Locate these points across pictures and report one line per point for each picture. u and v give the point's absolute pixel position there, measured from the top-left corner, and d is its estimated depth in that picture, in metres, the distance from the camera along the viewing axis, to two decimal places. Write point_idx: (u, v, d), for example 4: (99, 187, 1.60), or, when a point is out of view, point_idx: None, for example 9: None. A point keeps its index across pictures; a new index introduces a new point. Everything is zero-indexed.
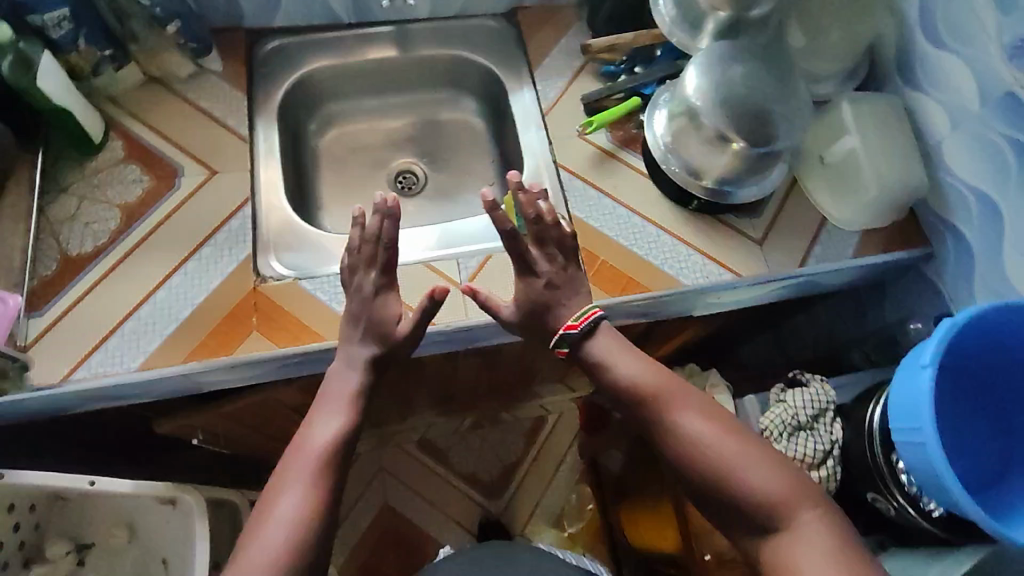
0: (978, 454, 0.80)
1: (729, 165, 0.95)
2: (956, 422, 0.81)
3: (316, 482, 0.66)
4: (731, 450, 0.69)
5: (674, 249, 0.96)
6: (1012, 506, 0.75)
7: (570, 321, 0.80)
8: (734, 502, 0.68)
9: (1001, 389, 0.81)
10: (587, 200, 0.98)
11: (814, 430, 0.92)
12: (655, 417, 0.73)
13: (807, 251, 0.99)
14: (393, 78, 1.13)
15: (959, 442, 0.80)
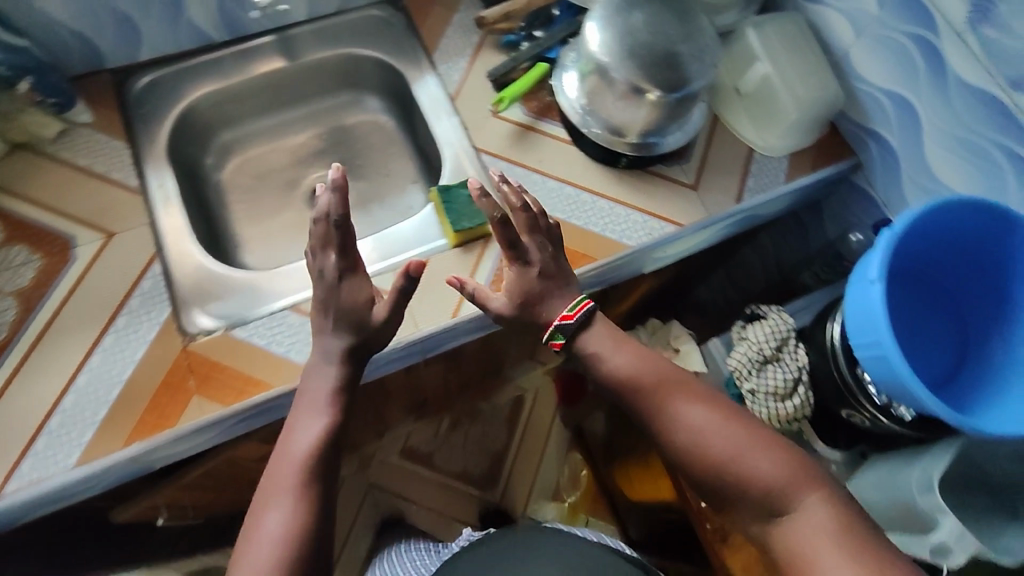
0: (936, 349, 0.82)
1: (648, 116, 0.92)
2: (910, 326, 0.82)
3: (304, 491, 0.63)
4: (729, 440, 0.68)
5: (612, 213, 0.94)
6: (974, 392, 0.78)
7: (564, 312, 0.76)
8: (737, 490, 0.67)
9: (946, 282, 0.83)
10: (516, 179, 0.94)
11: (780, 360, 0.93)
12: (654, 405, 0.73)
13: (741, 185, 0.98)
14: (286, 90, 1.06)
15: (915, 344, 0.82)
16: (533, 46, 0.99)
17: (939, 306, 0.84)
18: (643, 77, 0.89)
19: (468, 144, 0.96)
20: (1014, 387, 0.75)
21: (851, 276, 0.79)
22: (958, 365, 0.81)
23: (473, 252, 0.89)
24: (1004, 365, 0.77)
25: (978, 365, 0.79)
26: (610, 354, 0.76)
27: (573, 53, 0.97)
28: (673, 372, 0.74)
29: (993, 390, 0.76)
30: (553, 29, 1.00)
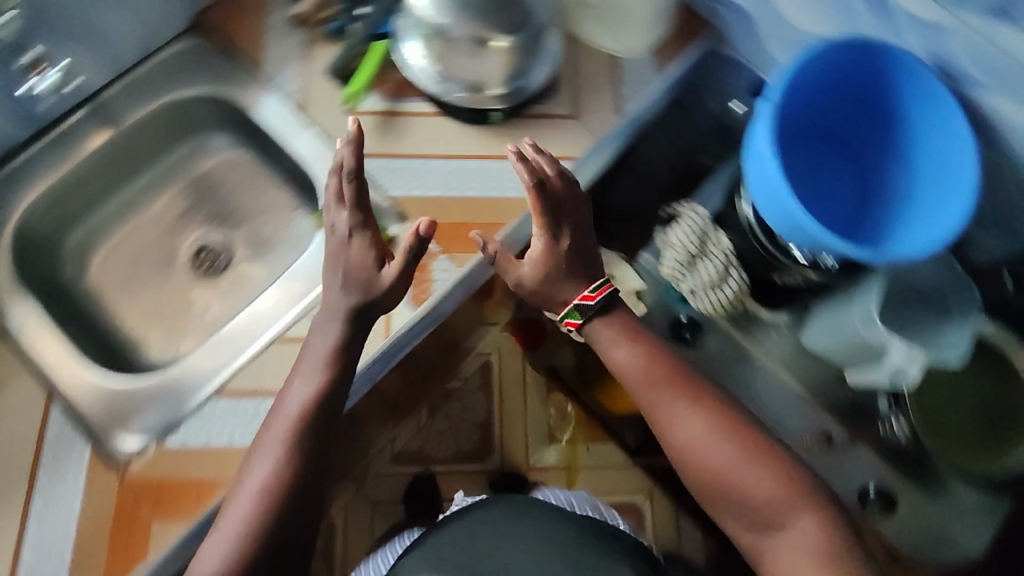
0: (845, 191, 0.85)
1: (504, 63, 0.89)
2: (812, 179, 0.85)
3: (278, 471, 0.67)
4: (721, 452, 0.71)
5: (503, 170, 0.90)
6: (890, 220, 0.81)
7: (588, 291, 0.77)
8: (725, 495, 0.71)
9: (836, 125, 0.85)
10: (397, 171, 0.89)
11: (707, 254, 0.93)
12: (655, 407, 0.75)
13: (617, 98, 0.96)
14: (120, 162, 0.96)
15: (820, 195, 0.84)
16: (363, 25, 0.91)
17: (831, 153, 0.86)
18: (485, 27, 0.85)
19: None
20: (913, 208, 0.79)
21: (748, 159, 0.80)
22: (863, 203, 0.84)
23: None
24: (901, 190, 0.81)
25: (879, 197, 0.83)
26: (607, 338, 0.78)
27: (404, 20, 0.90)
28: (673, 377, 0.75)
29: (897, 216, 0.80)
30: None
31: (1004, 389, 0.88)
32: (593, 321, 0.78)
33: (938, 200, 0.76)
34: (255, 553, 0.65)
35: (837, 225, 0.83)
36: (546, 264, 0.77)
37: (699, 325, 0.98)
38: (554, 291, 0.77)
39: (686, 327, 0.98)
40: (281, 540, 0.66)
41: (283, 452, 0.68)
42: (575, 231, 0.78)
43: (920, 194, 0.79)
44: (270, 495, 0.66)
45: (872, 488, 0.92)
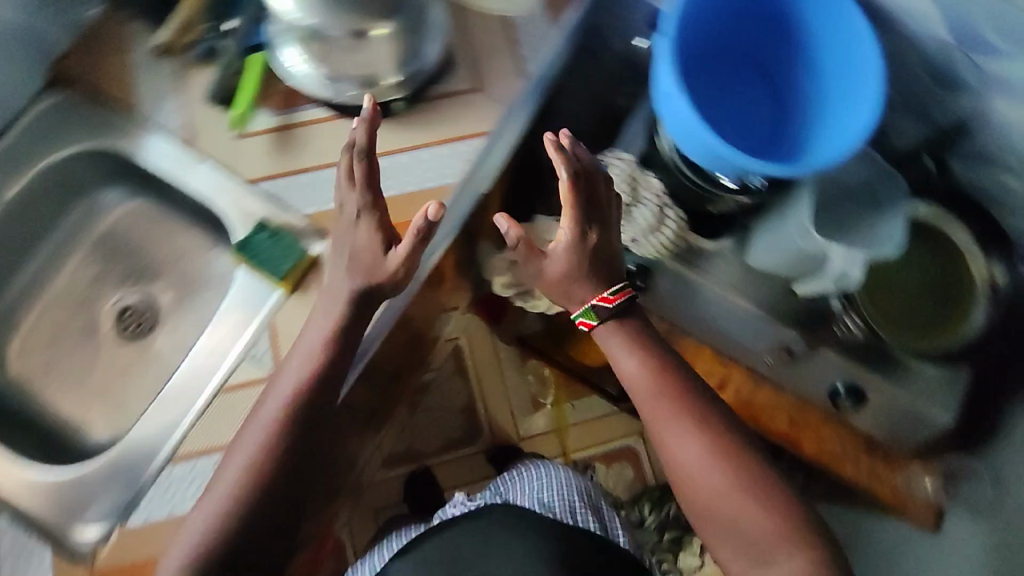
0: (757, 108, 0.84)
1: (391, 51, 0.82)
2: (726, 104, 0.83)
3: (259, 458, 0.68)
4: (714, 480, 0.73)
5: (418, 161, 0.88)
6: (805, 128, 0.80)
7: (606, 294, 0.76)
8: (715, 520, 0.74)
9: (735, 44, 0.83)
10: (303, 188, 0.83)
11: (640, 200, 0.92)
12: (661, 424, 0.76)
13: (518, 59, 0.93)
14: (13, 242, 0.91)
15: (737, 118, 0.83)
16: (234, 41, 0.85)
17: (741, 74, 0.85)
18: (355, 17, 0.78)
19: (236, 184, 0.85)
20: (829, 112, 0.78)
21: (658, 99, 0.78)
22: (781, 118, 0.83)
23: (312, 287, 0.80)
24: (814, 96, 0.80)
25: (795, 109, 0.82)
26: (612, 342, 0.77)
27: (274, 25, 0.82)
28: (678, 391, 0.76)
29: (814, 123, 0.79)
30: (242, 11, 0.86)
31: (947, 267, 0.92)
32: (606, 323, 0.77)
33: (849, 99, 0.75)
34: (230, 536, 0.66)
35: (759, 145, 0.82)
36: (567, 265, 0.74)
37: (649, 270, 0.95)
38: (566, 288, 0.75)
39: (636, 275, 0.94)
40: (260, 522, 0.68)
41: (266, 441, 0.68)
42: (602, 237, 0.76)
43: (833, 96, 0.78)
44: (248, 480, 0.68)
45: (840, 386, 0.93)
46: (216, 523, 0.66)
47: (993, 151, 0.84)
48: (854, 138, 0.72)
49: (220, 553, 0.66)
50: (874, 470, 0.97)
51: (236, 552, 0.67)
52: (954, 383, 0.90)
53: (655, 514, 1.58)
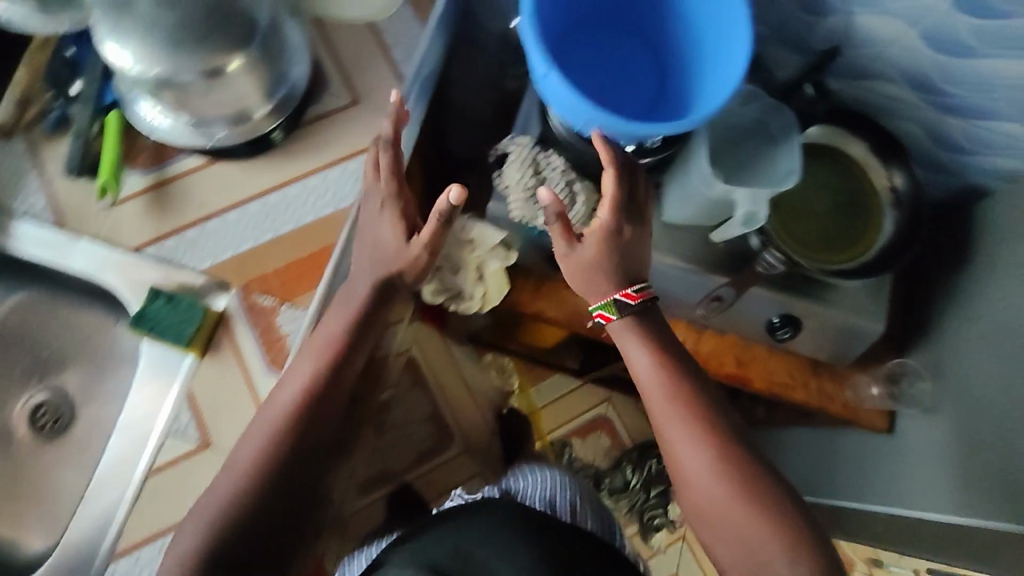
0: (638, 66, 0.82)
1: (253, 81, 0.76)
2: (611, 66, 0.81)
3: (268, 446, 0.70)
4: (712, 486, 0.78)
5: (307, 189, 0.81)
6: (688, 79, 0.79)
7: (628, 291, 0.79)
8: (712, 524, 0.78)
9: (600, 4, 0.81)
10: (194, 243, 0.78)
11: (547, 180, 0.88)
12: (666, 424, 0.80)
13: (391, 63, 0.86)
14: None
15: (624, 79, 0.81)
16: (81, 106, 0.79)
17: (621, 33, 0.83)
18: (186, 65, 0.70)
19: (125, 254, 0.79)
20: (708, 61, 0.76)
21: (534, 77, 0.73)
22: (668, 71, 0.81)
23: (224, 347, 0.77)
24: (695, 46, 0.78)
25: (680, 60, 0.80)
26: (629, 343, 0.82)
27: (120, 79, 0.77)
28: (683, 398, 0.80)
29: (697, 74, 0.78)
30: (85, 70, 0.80)
31: (853, 180, 0.94)
32: (623, 320, 0.81)
33: (725, 46, 0.74)
34: (234, 520, 0.69)
35: (648, 104, 0.80)
36: (596, 259, 0.78)
37: None
38: (588, 282, 0.80)
39: None
40: (266, 507, 0.71)
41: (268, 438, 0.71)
42: (632, 237, 0.80)
43: (711, 44, 0.76)
44: (253, 466, 0.70)
45: (776, 317, 0.95)
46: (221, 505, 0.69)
47: (870, 64, 0.86)
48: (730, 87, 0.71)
49: (223, 537, 0.68)
50: (822, 389, 1.01)
51: (237, 538, 0.69)
52: (879, 292, 0.93)
53: (639, 473, 1.60)
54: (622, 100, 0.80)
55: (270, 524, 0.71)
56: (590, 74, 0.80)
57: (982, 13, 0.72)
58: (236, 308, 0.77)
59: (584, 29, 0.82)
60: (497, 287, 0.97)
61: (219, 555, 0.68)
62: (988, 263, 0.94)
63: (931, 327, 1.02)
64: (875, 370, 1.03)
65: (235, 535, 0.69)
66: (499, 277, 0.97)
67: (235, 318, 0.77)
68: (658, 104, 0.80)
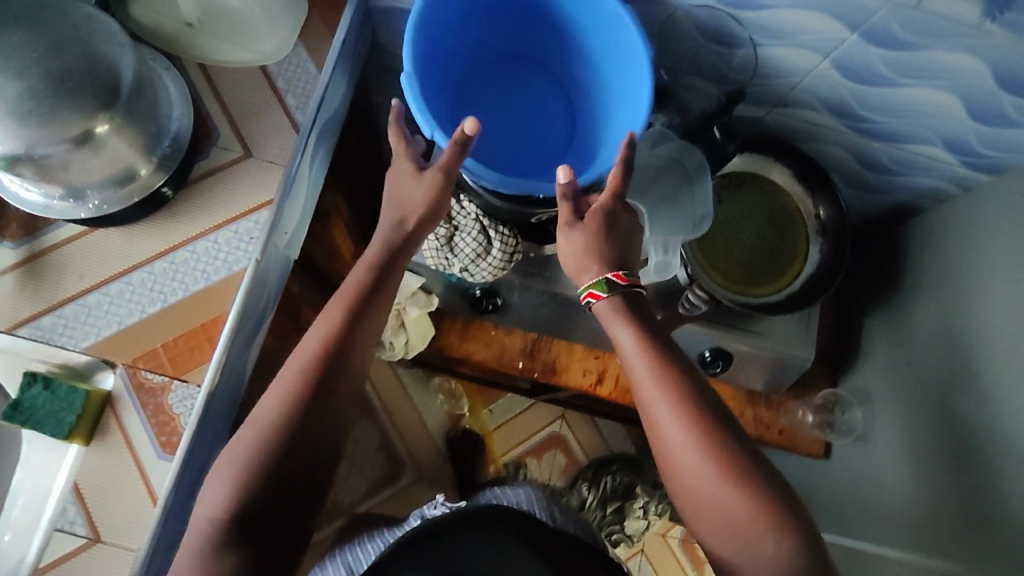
0: (547, 105, 0.80)
1: (126, 142, 0.71)
2: (525, 105, 0.80)
3: (292, 395, 0.61)
4: (700, 471, 0.60)
5: (198, 253, 0.76)
6: (596, 119, 0.77)
7: (619, 272, 0.66)
8: (700, 512, 0.60)
9: (503, 43, 0.79)
10: (73, 320, 0.73)
11: (459, 228, 0.84)
12: (651, 404, 0.63)
13: (286, 111, 0.80)
14: None
15: (537, 120, 0.80)
16: None
17: (542, 66, 0.80)
18: (44, 138, 0.64)
19: None
20: (617, 107, 0.74)
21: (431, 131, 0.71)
22: (583, 109, 0.79)
23: (111, 430, 0.72)
24: (606, 88, 0.76)
25: (596, 99, 0.78)
26: (616, 323, 0.66)
27: None
28: (671, 375, 0.63)
29: (607, 117, 0.75)
30: None
31: (782, 212, 0.92)
32: (612, 299, 0.66)
33: (631, 94, 0.71)
34: (263, 478, 0.58)
35: (560, 145, 0.79)
36: (592, 240, 0.66)
37: (495, 290, 0.93)
38: (580, 262, 0.67)
39: (483, 297, 0.94)
40: (294, 468, 0.59)
41: (287, 396, 0.61)
42: (626, 224, 0.68)
43: (619, 90, 0.73)
44: (277, 416, 0.60)
45: (707, 352, 0.91)
46: (251, 457, 0.58)
47: (786, 93, 0.83)
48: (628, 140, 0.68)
49: (251, 497, 0.57)
50: (759, 418, 0.98)
51: (271, 497, 0.58)
52: (807, 321, 0.91)
53: (595, 491, 1.50)
54: (534, 143, 0.79)
55: (311, 482, 0.61)
56: (502, 115, 0.80)
57: (890, 44, 0.69)
58: (122, 386, 0.72)
59: (500, 66, 0.80)
60: (419, 335, 0.96)
61: (247, 519, 0.56)
62: (916, 284, 0.92)
63: (865, 349, 1.00)
64: (810, 397, 1.01)
65: (270, 496, 0.58)
66: (421, 324, 0.95)
67: (123, 398, 0.72)
68: (571, 145, 0.79)
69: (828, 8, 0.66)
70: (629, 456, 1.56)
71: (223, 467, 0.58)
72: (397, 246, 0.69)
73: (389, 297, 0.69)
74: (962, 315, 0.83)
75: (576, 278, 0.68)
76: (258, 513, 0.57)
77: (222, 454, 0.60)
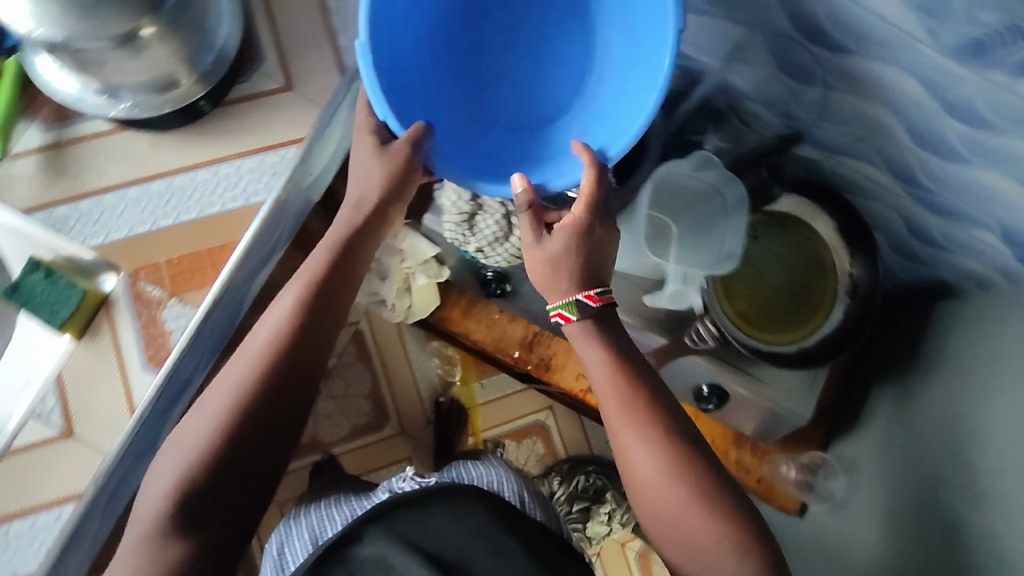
0: (562, 52, 0.76)
1: (168, 51, 0.69)
2: (519, 62, 0.77)
3: (246, 386, 0.62)
4: (669, 494, 0.60)
5: (218, 177, 0.75)
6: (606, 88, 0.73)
7: (590, 291, 0.64)
8: (664, 530, 0.61)
9: None
10: (88, 216, 0.73)
11: (483, 208, 0.82)
12: (620, 432, 0.63)
13: (335, 51, 0.78)
14: None
15: (523, 84, 0.77)
16: None
17: (556, 27, 0.76)
18: (86, 32, 0.62)
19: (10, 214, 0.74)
20: (623, 94, 0.69)
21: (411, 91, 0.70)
22: (573, 90, 0.75)
23: (103, 331, 0.72)
24: (612, 82, 0.72)
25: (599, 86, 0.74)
26: (584, 347, 0.65)
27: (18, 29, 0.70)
28: (639, 403, 0.63)
29: (614, 95, 0.72)
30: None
31: (815, 264, 0.88)
32: (584, 323, 0.65)
33: (632, 105, 0.67)
34: (224, 451, 0.60)
35: (534, 125, 0.76)
36: (566, 255, 0.64)
37: (506, 275, 0.92)
38: (552, 277, 0.65)
39: (493, 281, 0.93)
40: (246, 458, 0.61)
41: (239, 385, 0.61)
42: (604, 242, 0.66)
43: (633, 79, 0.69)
44: (229, 407, 0.61)
45: (705, 387, 0.88)
46: (205, 439, 0.60)
47: (849, 144, 0.79)
48: (610, 154, 0.66)
49: (208, 472, 0.59)
50: (741, 461, 0.95)
51: (224, 476, 0.60)
52: (813, 381, 0.89)
53: (565, 487, 1.50)
54: (507, 107, 0.76)
55: (275, 448, 0.62)
56: (490, 66, 0.77)
57: (970, 120, 0.64)
58: (121, 292, 0.73)
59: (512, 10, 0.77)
60: (423, 303, 0.95)
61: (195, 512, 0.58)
62: (932, 365, 0.88)
63: (863, 417, 0.97)
64: (797, 454, 0.97)
65: (233, 464, 0.60)
66: (427, 292, 0.95)
67: (118, 302, 0.73)
68: (539, 124, 0.75)
69: (916, 69, 0.63)
70: (606, 460, 1.56)
71: (177, 452, 0.60)
72: (370, 225, 0.69)
73: (355, 276, 0.69)
74: (967, 412, 0.80)
75: (545, 292, 0.66)
76: (210, 494, 0.59)
77: (173, 437, 0.62)
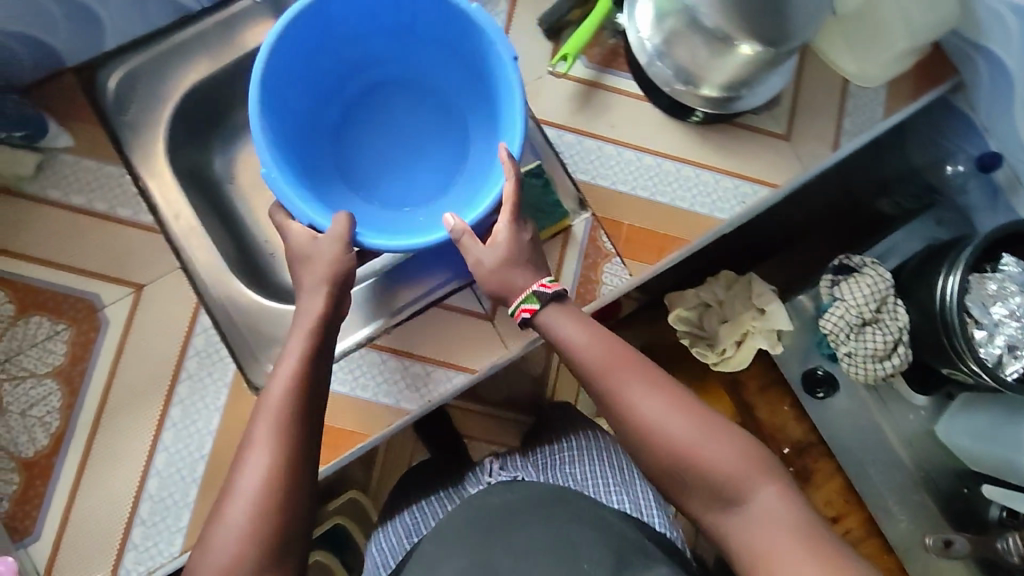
0: (435, 125, 0.83)
1: (732, 71, 0.72)
2: (394, 125, 0.84)
3: (284, 457, 0.55)
4: (686, 432, 0.57)
5: (697, 181, 0.78)
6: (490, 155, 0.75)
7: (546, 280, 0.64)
8: (686, 475, 0.57)
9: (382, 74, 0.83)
10: (587, 152, 0.78)
11: (879, 322, 0.85)
12: (607, 392, 0.60)
13: (837, 129, 0.81)
14: None
15: (386, 158, 0.83)
16: None
17: (417, 115, 0.83)
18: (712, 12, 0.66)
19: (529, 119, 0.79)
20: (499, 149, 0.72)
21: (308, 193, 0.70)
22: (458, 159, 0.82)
23: (553, 252, 0.77)
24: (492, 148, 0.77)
25: (466, 171, 0.81)
26: (564, 322, 0.63)
27: None
28: (638, 361, 0.61)
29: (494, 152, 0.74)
30: None
31: None
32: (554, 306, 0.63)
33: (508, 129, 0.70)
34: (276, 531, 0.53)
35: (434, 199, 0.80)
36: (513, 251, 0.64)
37: (836, 385, 0.93)
38: (508, 279, 0.64)
39: (819, 382, 0.93)
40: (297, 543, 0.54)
41: (278, 462, 0.54)
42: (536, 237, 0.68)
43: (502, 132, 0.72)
44: (272, 485, 0.53)
45: None
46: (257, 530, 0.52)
47: None
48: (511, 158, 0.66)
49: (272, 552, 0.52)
50: None
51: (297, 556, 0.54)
52: None
53: None
54: (373, 176, 0.82)
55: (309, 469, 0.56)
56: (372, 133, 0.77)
57: None
58: (583, 230, 0.77)
59: (373, 93, 0.84)
60: (738, 359, 0.92)
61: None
62: None
63: None
64: None
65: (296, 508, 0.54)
66: (750, 352, 0.92)
67: (576, 238, 0.77)
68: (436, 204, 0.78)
69: None
70: None
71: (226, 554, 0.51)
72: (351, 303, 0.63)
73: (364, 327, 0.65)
74: None
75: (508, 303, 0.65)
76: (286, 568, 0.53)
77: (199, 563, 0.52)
